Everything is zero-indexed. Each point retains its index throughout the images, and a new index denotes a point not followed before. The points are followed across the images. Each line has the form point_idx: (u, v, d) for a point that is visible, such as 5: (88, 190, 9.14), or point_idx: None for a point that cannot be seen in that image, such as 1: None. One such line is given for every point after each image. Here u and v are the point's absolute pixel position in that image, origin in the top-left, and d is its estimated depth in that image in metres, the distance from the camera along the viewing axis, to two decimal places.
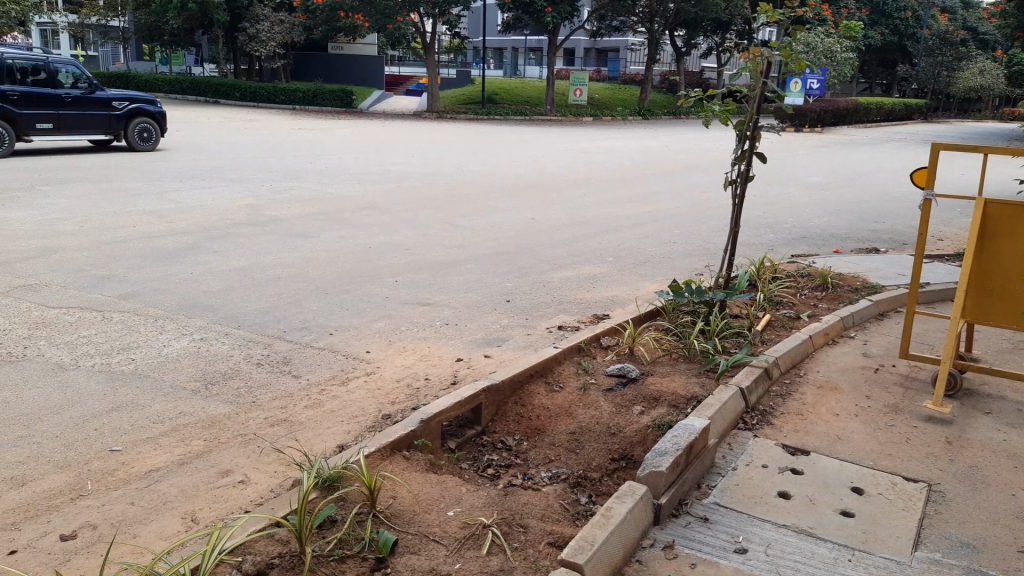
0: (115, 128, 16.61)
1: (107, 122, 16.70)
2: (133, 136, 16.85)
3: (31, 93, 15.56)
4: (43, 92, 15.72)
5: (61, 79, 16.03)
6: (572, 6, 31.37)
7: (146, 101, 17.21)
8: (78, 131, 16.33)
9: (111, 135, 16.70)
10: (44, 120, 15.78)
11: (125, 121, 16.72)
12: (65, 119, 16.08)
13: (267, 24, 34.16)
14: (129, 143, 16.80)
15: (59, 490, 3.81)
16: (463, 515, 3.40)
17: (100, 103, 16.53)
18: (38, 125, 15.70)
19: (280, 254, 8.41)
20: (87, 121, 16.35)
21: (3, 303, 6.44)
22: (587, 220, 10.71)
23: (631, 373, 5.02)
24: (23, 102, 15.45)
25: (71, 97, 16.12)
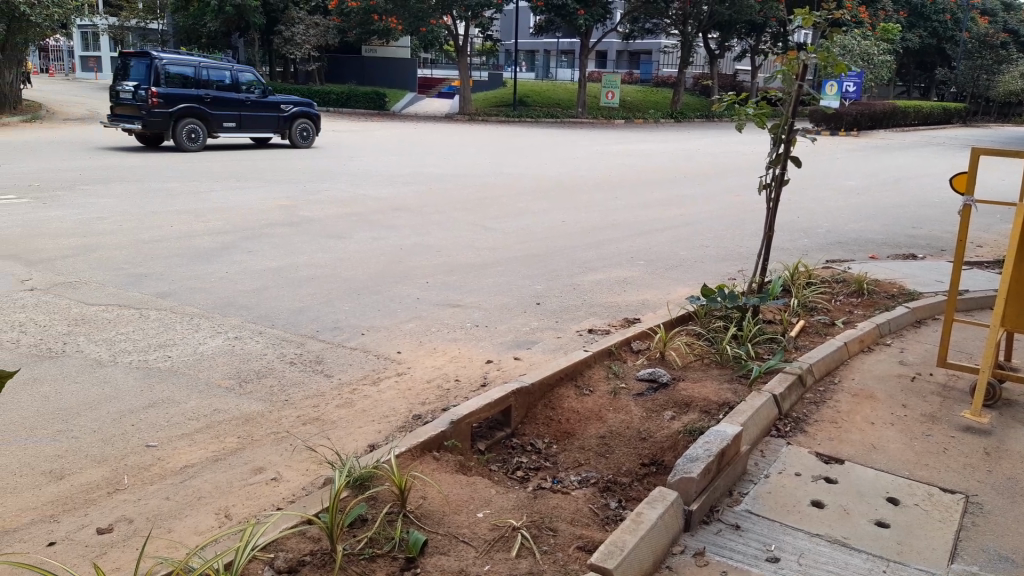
0: (282, 129, 18.92)
1: (275, 122, 19.04)
2: (295, 135, 19.15)
3: (218, 96, 17.90)
4: (227, 95, 18.06)
5: (240, 84, 18.37)
6: (604, 8, 31.31)
7: (306, 105, 19.51)
8: (253, 130, 18.70)
9: (278, 134, 19.03)
10: (228, 120, 18.11)
11: (290, 122, 19.05)
12: (245, 119, 18.45)
13: (302, 27, 34.58)
14: (292, 141, 19.09)
15: (96, 484, 3.89)
16: (493, 517, 3.40)
17: (270, 106, 18.86)
18: (224, 126, 18.05)
19: (313, 254, 8.50)
20: (261, 122, 18.68)
21: (45, 300, 6.58)
22: (619, 223, 10.68)
23: (662, 378, 4.98)
24: (213, 103, 17.81)
25: (249, 100, 18.46)
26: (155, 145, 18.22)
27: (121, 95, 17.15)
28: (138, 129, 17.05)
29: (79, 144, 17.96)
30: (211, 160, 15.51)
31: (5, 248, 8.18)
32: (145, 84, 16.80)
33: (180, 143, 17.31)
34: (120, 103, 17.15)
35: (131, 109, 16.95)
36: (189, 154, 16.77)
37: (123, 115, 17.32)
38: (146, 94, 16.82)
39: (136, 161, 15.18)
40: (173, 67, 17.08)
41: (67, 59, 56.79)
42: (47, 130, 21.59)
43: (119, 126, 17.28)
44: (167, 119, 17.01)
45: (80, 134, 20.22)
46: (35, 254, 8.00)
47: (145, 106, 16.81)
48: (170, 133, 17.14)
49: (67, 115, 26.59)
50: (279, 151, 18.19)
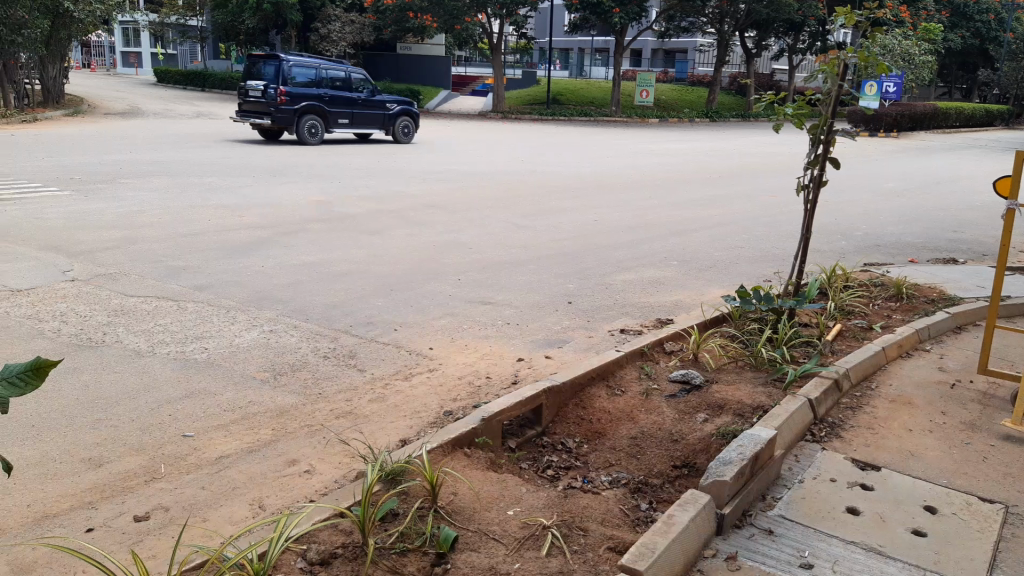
0: (389, 127, 19.97)
1: (382, 120, 19.99)
2: (400, 133, 20.19)
3: (335, 95, 19.00)
4: (342, 94, 19.13)
5: (353, 83, 19.43)
6: (640, 7, 31.11)
7: (409, 103, 20.50)
8: (363, 127, 19.78)
9: (384, 131, 20.08)
10: (342, 117, 19.21)
11: (396, 120, 20.08)
12: (357, 116, 19.51)
13: (338, 24, 34.87)
14: (396, 138, 20.15)
15: (133, 472, 3.96)
16: (524, 515, 3.40)
17: (379, 104, 19.88)
18: (339, 123, 19.15)
19: (348, 249, 8.58)
20: (370, 120, 19.74)
21: (86, 290, 6.72)
22: (653, 222, 10.61)
23: (695, 379, 4.94)
24: (331, 102, 18.89)
25: (361, 99, 19.51)
26: (275, 138, 19.45)
27: (249, 93, 18.34)
28: (266, 125, 18.25)
29: (120, 138, 18.30)
30: (337, 155, 16.54)
31: (50, 239, 8.37)
32: (273, 83, 17.96)
33: (302, 138, 18.49)
34: (248, 100, 18.34)
35: (259, 107, 18.13)
36: (319, 147, 18.01)
37: (249, 111, 18.51)
38: (275, 93, 18.00)
39: (268, 153, 16.29)
40: (299, 69, 18.20)
41: (108, 55, 57.90)
42: (90, 124, 22.04)
43: (246, 121, 18.49)
44: (293, 116, 18.19)
45: (121, 129, 20.61)
46: (79, 245, 8.17)
47: (274, 104, 18.00)
48: (294, 129, 18.31)
49: (109, 110, 27.14)
50: (397, 147, 19.23)
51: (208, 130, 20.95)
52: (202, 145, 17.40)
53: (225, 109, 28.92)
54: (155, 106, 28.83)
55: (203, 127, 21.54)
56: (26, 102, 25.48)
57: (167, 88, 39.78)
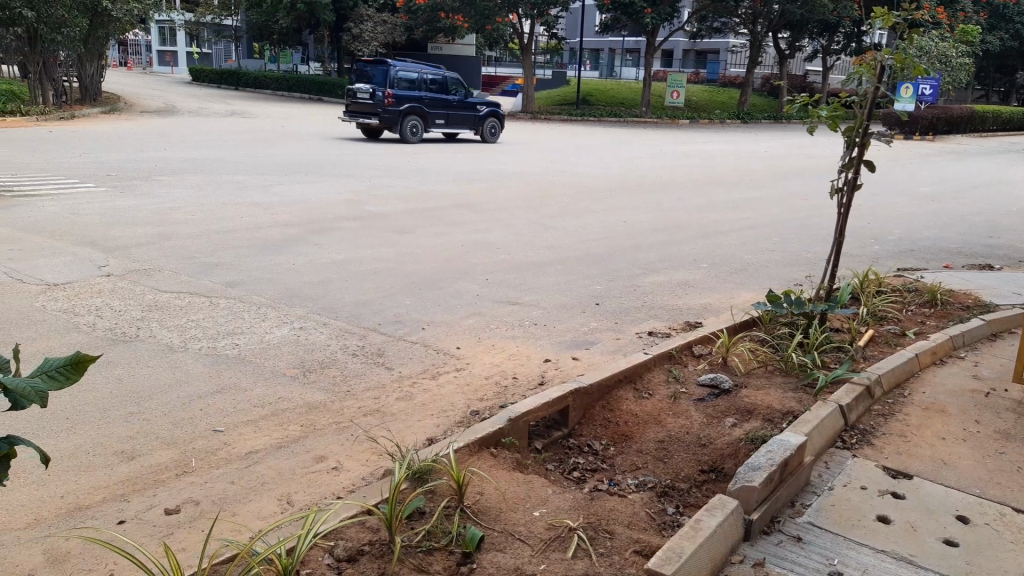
0: (478, 128, 21.20)
1: (473, 121, 21.22)
2: (487, 134, 21.42)
3: (434, 98, 20.26)
4: (439, 97, 20.37)
5: (448, 86, 20.69)
6: (673, 7, 30.91)
7: (495, 106, 21.73)
8: (455, 127, 21.04)
9: (473, 132, 21.31)
10: (439, 118, 20.46)
11: (485, 121, 21.32)
12: (451, 117, 20.73)
13: (370, 24, 35.13)
14: (485, 138, 21.39)
15: (164, 465, 4.02)
16: (550, 517, 3.39)
17: (470, 106, 21.08)
18: (436, 124, 20.40)
19: (378, 248, 8.64)
20: (462, 121, 20.96)
21: (121, 286, 6.84)
22: (683, 224, 10.54)
23: (724, 384, 4.90)
24: (430, 103, 20.14)
25: (455, 101, 20.76)
26: (374, 137, 20.73)
27: (357, 95, 19.61)
28: (372, 124, 19.53)
29: (156, 136, 18.61)
30: (439, 152, 17.65)
31: (87, 234, 8.53)
32: (382, 87, 19.26)
33: (404, 137, 19.78)
34: (355, 101, 19.60)
35: (367, 108, 19.41)
36: (350, 146, 18.16)
37: (355, 112, 19.76)
38: (382, 96, 19.28)
39: (383, 151, 17.43)
40: (405, 73, 19.47)
41: (144, 53, 58.74)
42: (126, 122, 22.42)
43: (353, 121, 19.76)
44: (398, 117, 19.47)
45: (157, 126, 20.96)
46: (116, 241, 8.33)
47: (381, 106, 19.28)
48: (398, 129, 19.59)
49: (145, 108, 27.61)
50: (485, 146, 20.34)
51: (241, 129, 21.22)
52: (236, 143, 17.64)
53: (258, 108, 29.28)
54: (191, 104, 29.27)
55: (236, 126, 21.81)
56: (65, 99, 26.06)
57: (201, 86, 40.35)
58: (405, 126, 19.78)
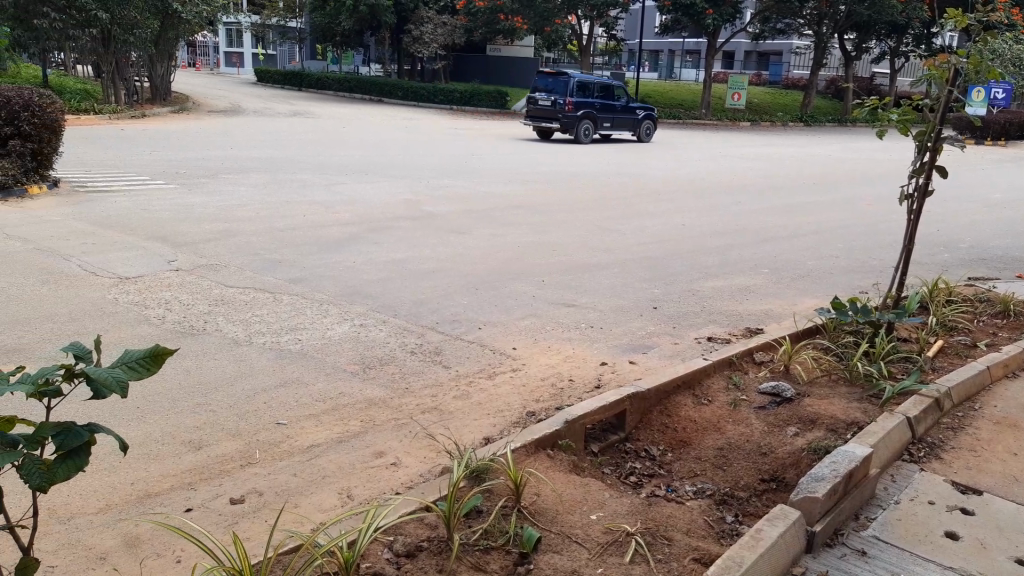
0: (637, 130, 23.21)
1: (631, 123, 23.11)
2: (644, 135, 23.40)
3: (603, 104, 22.22)
4: (608, 103, 22.37)
5: (615, 92, 22.59)
6: (735, 8, 30.44)
7: (650, 109, 23.69)
8: (617, 130, 23.05)
9: (632, 133, 23.27)
10: (605, 122, 22.46)
11: (643, 124, 23.33)
12: (615, 121, 22.64)
13: (431, 26, 35.42)
14: (642, 139, 23.44)
15: (229, 456, 4.13)
16: (607, 521, 3.38)
17: (629, 110, 22.96)
18: (604, 127, 22.42)
19: (436, 247, 8.73)
20: (623, 124, 22.87)
21: (189, 280, 7.05)
22: (743, 228, 10.35)
23: (786, 392, 4.80)
24: (600, 108, 22.08)
25: (619, 106, 22.66)
26: (546, 137, 22.84)
27: (538, 101, 21.68)
28: (552, 128, 21.62)
29: (222, 135, 19.09)
30: (543, 152, 18.48)
31: (156, 230, 8.81)
32: (562, 95, 21.34)
33: (578, 139, 21.77)
34: (537, 107, 21.71)
35: (548, 114, 21.51)
36: (410, 146, 18.36)
37: (535, 116, 21.83)
38: (563, 103, 21.36)
39: (509, 150, 18.56)
40: (583, 82, 21.48)
41: (211, 54, 60.35)
42: (194, 121, 23.07)
43: (533, 125, 21.87)
44: (577, 122, 21.55)
45: (221, 126, 21.45)
46: (184, 237, 8.59)
47: (562, 112, 21.32)
48: (575, 133, 21.68)
49: (212, 108, 28.38)
50: (646, 146, 22.24)
51: (303, 129, 21.62)
52: (299, 143, 18.02)
53: (320, 108, 29.83)
54: (255, 105, 29.99)
55: (299, 126, 22.22)
56: (136, 99, 26.95)
57: (266, 87, 41.29)
58: (580, 129, 21.79)
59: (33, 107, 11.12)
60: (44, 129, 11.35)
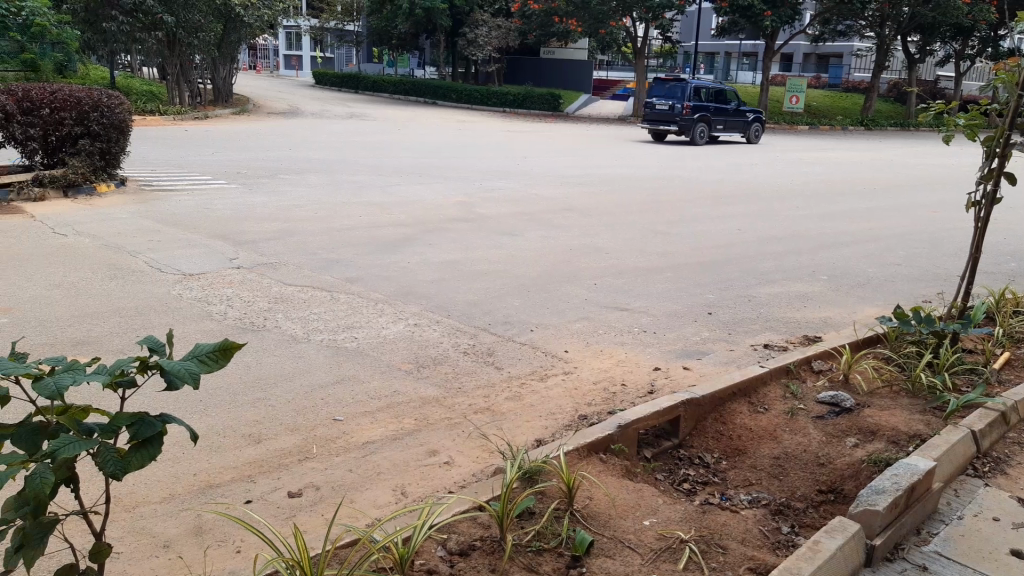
0: (747, 132, 24.32)
1: (742, 125, 24.23)
2: (753, 136, 24.46)
3: (717, 107, 23.42)
4: (721, 106, 23.55)
5: (727, 96, 23.73)
6: (794, 10, 29.89)
7: (758, 111, 24.80)
8: (728, 131, 24.19)
9: (743, 135, 24.38)
10: (718, 124, 23.61)
11: (752, 125, 24.44)
12: (728, 123, 23.79)
13: (486, 29, 35.70)
14: (750, 140, 24.54)
15: (287, 450, 4.23)
16: (660, 527, 3.36)
17: (740, 113, 24.08)
18: (717, 129, 23.62)
19: (489, 249, 8.77)
20: (734, 126, 23.99)
21: (249, 278, 7.23)
22: (800, 234, 10.18)
23: (845, 402, 4.70)
24: (714, 111, 23.25)
25: (731, 109, 23.78)
26: (660, 139, 24.15)
27: (656, 106, 23.01)
28: (669, 131, 22.90)
29: (281, 137, 19.49)
30: (598, 155, 18.45)
31: (218, 229, 9.04)
32: (680, 100, 22.62)
33: (694, 141, 23.03)
34: (656, 112, 23.05)
35: (667, 117, 22.84)
36: (462, 149, 18.50)
37: (653, 120, 23.16)
38: (681, 107, 22.64)
39: (563, 153, 18.55)
40: (699, 87, 22.69)
41: (271, 57, 61.75)
42: (255, 123, 23.65)
43: (651, 128, 23.19)
44: (693, 125, 22.85)
45: (279, 128, 21.90)
46: (245, 235, 8.81)
47: (680, 116, 22.62)
48: (691, 135, 22.95)
49: (271, 111, 28.99)
50: (752, 147, 23.29)
51: (359, 131, 21.95)
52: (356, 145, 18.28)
53: (377, 111, 30.26)
54: (313, 107, 30.57)
55: (354, 129, 22.57)
56: (199, 100, 27.76)
57: (324, 90, 42.08)
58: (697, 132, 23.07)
59: (103, 108, 11.41)
60: (112, 128, 11.69)
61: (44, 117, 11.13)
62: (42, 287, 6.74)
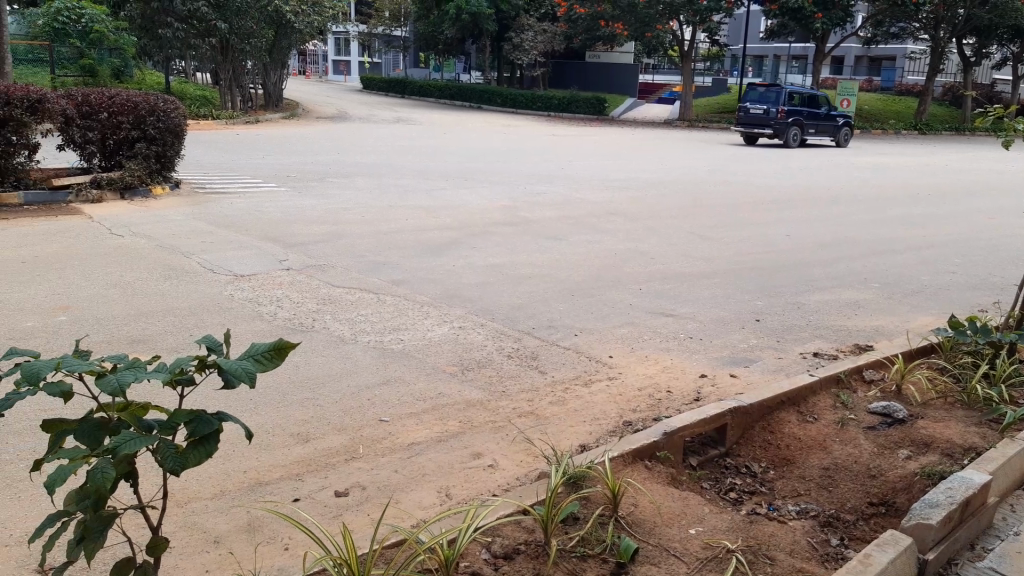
0: (837, 135, 25.19)
1: (832, 129, 25.12)
2: (842, 139, 25.32)
3: (809, 112, 24.37)
4: (813, 110, 24.49)
5: (818, 101, 24.69)
6: (846, 11, 29.36)
7: (848, 116, 25.60)
8: (818, 135, 25.11)
9: (832, 139, 25.25)
10: (810, 128, 24.56)
11: (842, 129, 25.29)
12: (818, 127, 24.72)
13: (531, 33, 35.95)
14: (840, 144, 25.33)
15: (334, 450, 4.29)
16: (706, 536, 3.32)
17: (830, 117, 24.99)
18: (808, 133, 24.56)
19: (533, 253, 8.79)
20: (824, 130, 24.90)
21: (299, 279, 7.36)
22: (850, 240, 10.00)
23: (898, 413, 4.59)
24: (806, 116, 24.22)
25: (821, 113, 24.71)
26: (752, 142, 25.13)
27: (751, 110, 24.04)
28: (763, 134, 23.92)
29: (329, 141, 19.80)
30: (643, 159, 18.36)
31: (269, 231, 9.22)
32: (775, 105, 23.67)
33: (788, 144, 24.02)
34: (752, 115, 24.12)
35: (762, 121, 23.88)
36: (509, 153, 18.58)
37: (748, 124, 24.22)
38: (775, 111, 23.68)
39: (609, 157, 18.50)
40: (793, 93, 23.72)
41: (319, 62, 62.65)
42: (305, 127, 24.05)
43: (745, 131, 24.22)
44: (787, 128, 23.83)
45: (327, 132, 22.25)
46: (294, 238, 8.97)
47: (774, 119, 23.65)
48: (785, 138, 23.93)
49: (319, 115, 29.47)
50: (843, 149, 23.72)
51: (405, 135, 22.17)
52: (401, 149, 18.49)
53: (423, 115, 30.55)
54: (361, 111, 31.01)
55: (401, 133, 22.81)
56: (251, 105, 28.33)
57: (371, 95, 42.59)
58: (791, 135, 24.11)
59: (159, 112, 11.67)
60: (167, 132, 11.97)
61: (103, 121, 11.40)
62: (99, 287, 6.96)
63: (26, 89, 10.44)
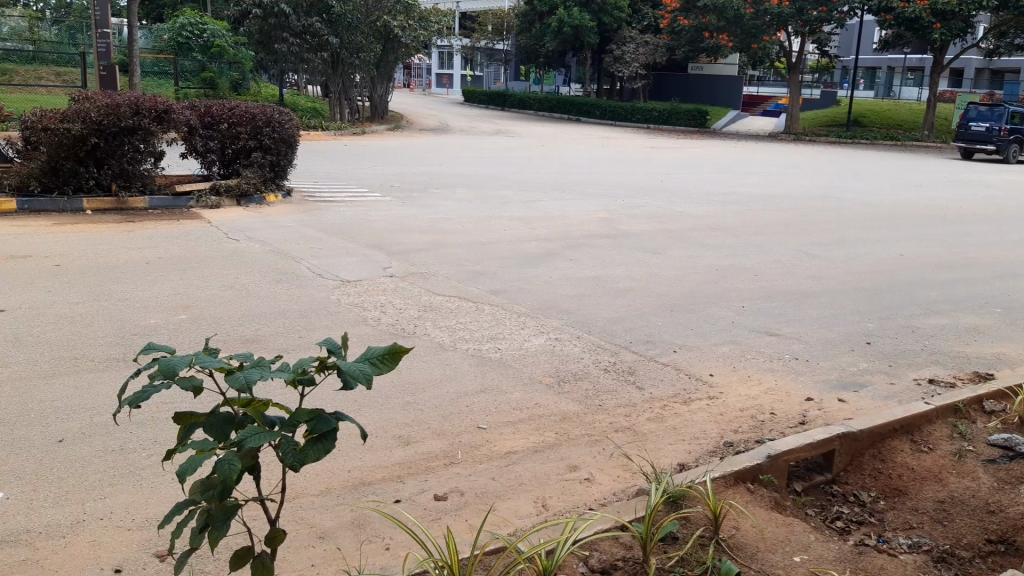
0: None
1: None
2: None
3: None
4: None
5: None
6: (967, 22, 27.84)
7: None
8: None
9: None
10: None
11: None
12: None
13: (633, 45, 36.00)
14: None
15: (434, 454, 4.39)
16: (811, 564, 3.21)
17: None
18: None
19: (631, 266, 8.73)
20: None
21: (401, 286, 7.56)
22: (972, 261, 9.48)
23: (1021, 447, 4.31)
24: None
25: None
26: (966, 157, 26.15)
27: (973, 128, 25.12)
28: (984, 150, 24.96)
29: (432, 152, 20.28)
30: (747, 173, 17.97)
31: (375, 239, 9.53)
32: (998, 123, 24.76)
33: (1008, 160, 24.98)
34: (974, 133, 25.23)
35: (983, 138, 24.96)
36: (608, 165, 18.52)
37: (968, 140, 25.32)
38: (998, 129, 24.76)
39: (711, 170, 18.20)
40: (1017, 113, 24.76)
41: (423, 76, 64.06)
42: (411, 139, 24.66)
43: (965, 146, 25.31)
44: (1009, 145, 24.86)
45: (429, 144, 22.80)
46: (398, 246, 9.22)
47: (997, 137, 24.71)
48: (1006, 154, 24.93)
49: (421, 127, 30.21)
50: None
51: (505, 147, 22.50)
52: (501, 161, 18.75)
53: (522, 127, 30.85)
54: (462, 124, 31.59)
55: (501, 145, 23.12)
56: (359, 116, 29.27)
57: (471, 107, 43.26)
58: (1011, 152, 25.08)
59: (274, 123, 12.29)
60: (282, 142, 12.56)
61: (222, 131, 12.09)
62: (218, 288, 7.36)
63: (154, 101, 11.22)
